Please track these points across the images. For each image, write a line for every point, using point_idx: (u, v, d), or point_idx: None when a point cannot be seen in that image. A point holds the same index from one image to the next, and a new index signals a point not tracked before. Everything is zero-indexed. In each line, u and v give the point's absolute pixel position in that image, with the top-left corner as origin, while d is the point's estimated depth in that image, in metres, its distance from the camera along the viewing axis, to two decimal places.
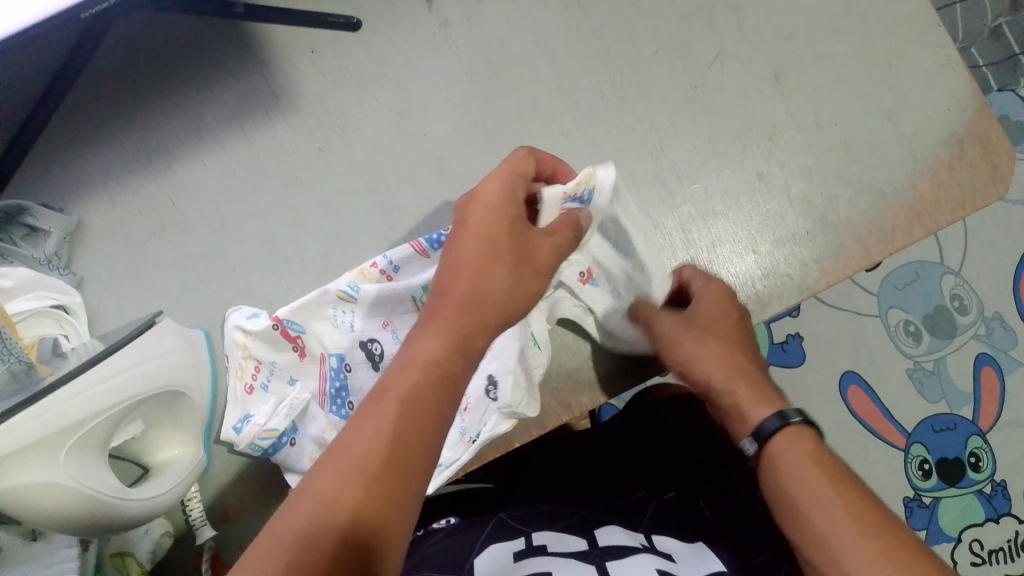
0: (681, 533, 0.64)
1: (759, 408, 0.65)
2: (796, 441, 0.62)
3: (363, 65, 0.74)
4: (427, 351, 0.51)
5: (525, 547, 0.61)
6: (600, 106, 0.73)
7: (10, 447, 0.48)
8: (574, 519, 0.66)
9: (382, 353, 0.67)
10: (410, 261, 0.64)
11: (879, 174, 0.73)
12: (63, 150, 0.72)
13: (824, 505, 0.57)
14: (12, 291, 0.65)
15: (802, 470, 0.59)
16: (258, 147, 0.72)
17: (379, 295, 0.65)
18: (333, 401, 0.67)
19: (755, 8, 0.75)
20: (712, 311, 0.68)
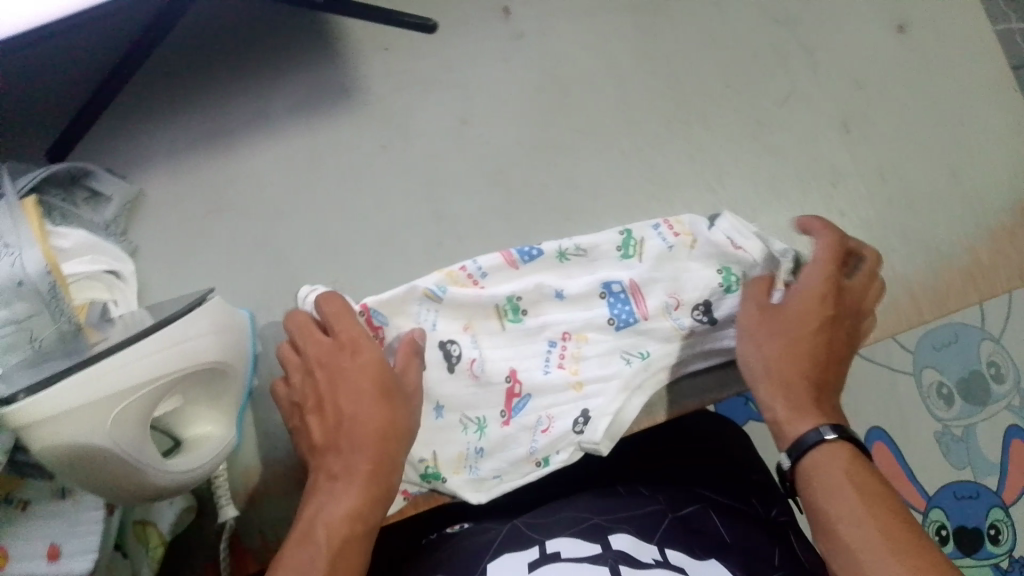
0: (693, 549, 0.60)
1: (795, 420, 0.61)
2: (825, 455, 0.59)
3: (435, 67, 0.74)
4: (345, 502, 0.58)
5: (538, 557, 0.59)
6: (664, 132, 0.73)
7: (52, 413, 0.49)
8: (588, 523, 0.63)
9: (459, 355, 0.67)
10: (499, 270, 0.68)
11: (938, 232, 0.72)
12: (133, 119, 0.73)
13: (845, 520, 0.56)
14: (69, 251, 0.65)
15: (825, 485, 0.58)
16: (321, 138, 0.73)
17: (465, 297, 0.67)
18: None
19: (829, 52, 0.75)
20: (807, 311, 0.64)
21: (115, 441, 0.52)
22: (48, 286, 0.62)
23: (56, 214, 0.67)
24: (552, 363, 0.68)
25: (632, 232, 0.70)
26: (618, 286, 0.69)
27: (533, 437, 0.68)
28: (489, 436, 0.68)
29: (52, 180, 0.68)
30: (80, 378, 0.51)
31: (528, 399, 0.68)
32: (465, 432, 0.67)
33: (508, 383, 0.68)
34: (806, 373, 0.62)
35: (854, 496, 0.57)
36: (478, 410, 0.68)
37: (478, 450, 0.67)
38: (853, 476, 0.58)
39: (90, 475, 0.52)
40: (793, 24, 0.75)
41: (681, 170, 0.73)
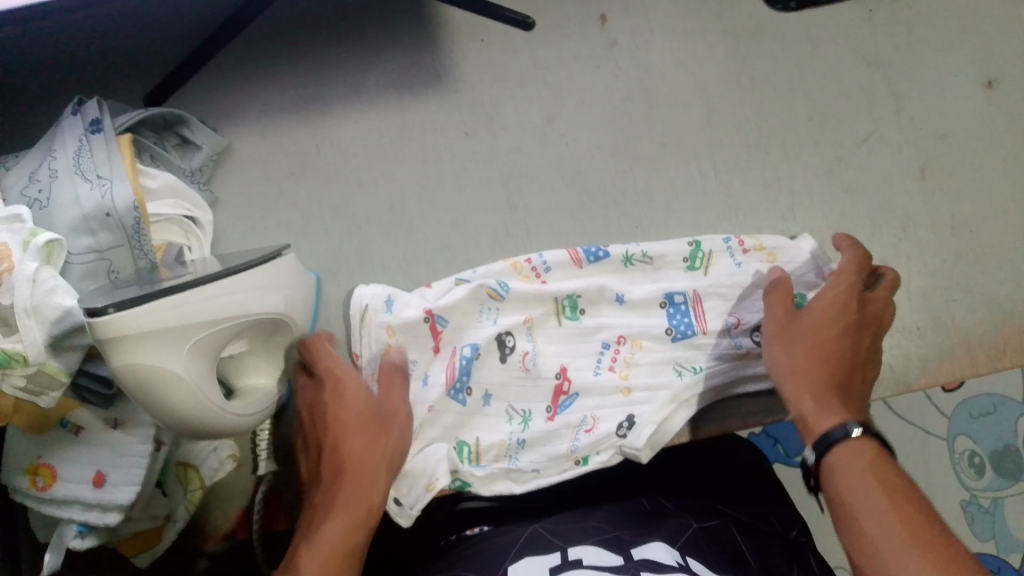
0: (712, 561, 0.58)
1: (821, 417, 0.55)
2: (850, 451, 0.52)
3: (527, 64, 0.76)
4: (333, 532, 0.57)
5: (560, 562, 0.57)
6: (742, 156, 0.75)
7: (137, 331, 0.50)
8: (612, 535, 0.61)
9: (513, 347, 0.68)
10: (562, 267, 0.70)
11: (1003, 290, 0.72)
12: (230, 75, 0.76)
13: (868, 519, 0.48)
14: (155, 191, 0.67)
15: (845, 483, 0.51)
16: (408, 118, 0.75)
17: (525, 294, 0.68)
18: (454, 386, 0.66)
19: (917, 99, 0.75)
20: (822, 313, 0.61)
21: (189, 369, 0.53)
22: (134, 221, 0.63)
23: (146, 154, 0.70)
24: (602, 365, 0.68)
25: (702, 244, 0.71)
26: (680, 297, 0.69)
27: (575, 436, 0.66)
28: (532, 429, 0.67)
29: (147, 123, 0.71)
30: (172, 301, 0.52)
31: (575, 398, 0.68)
32: (509, 422, 0.67)
33: (558, 380, 0.68)
34: (828, 378, 0.57)
35: (880, 494, 0.49)
36: (523, 403, 0.67)
37: (520, 441, 0.66)
38: (876, 472, 0.50)
39: (164, 403, 0.53)
40: (884, 68, 0.76)
41: (754, 195, 0.74)
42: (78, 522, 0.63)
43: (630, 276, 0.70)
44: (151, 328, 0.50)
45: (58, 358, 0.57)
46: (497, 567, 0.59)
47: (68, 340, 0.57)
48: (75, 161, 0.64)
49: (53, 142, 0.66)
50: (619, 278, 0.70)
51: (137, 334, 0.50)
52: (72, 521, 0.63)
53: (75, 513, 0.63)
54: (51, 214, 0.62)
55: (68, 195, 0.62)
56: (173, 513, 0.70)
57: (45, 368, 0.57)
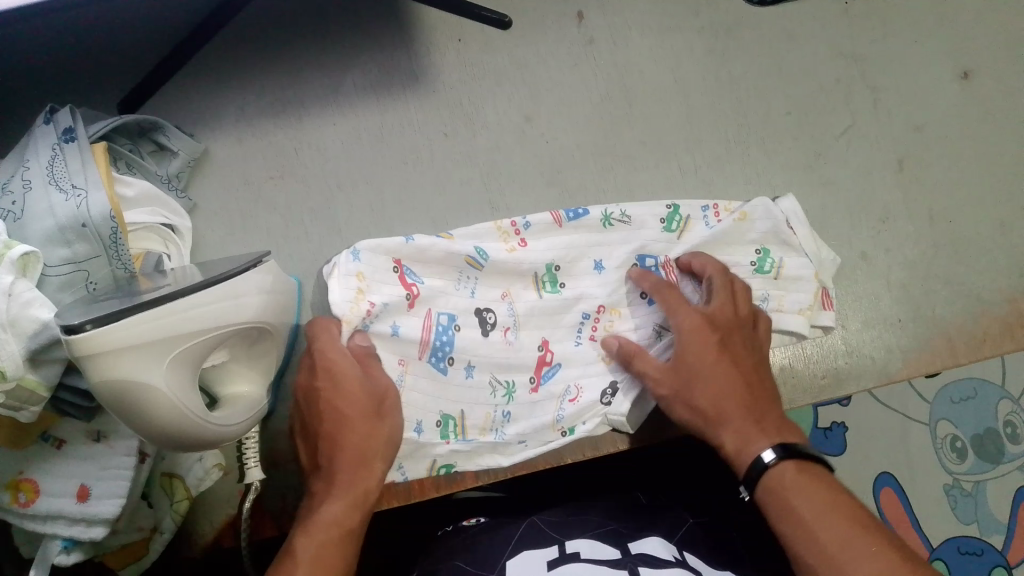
0: (710, 558, 0.59)
1: (757, 438, 0.60)
2: (784, 474, 0.57)
3: (505, 63, 0.75)
4: (342, 518, 0.58)
5: (558, 555, 0.57)
6: (721, 151, 0.75)
7: (115, 348, 0.49)
8: (608, 528, 0.61)
9: (494, 322, 0.69)
10: (547, 229, 0.70)
11: (982, 280, 0.73)
12: (203, 79, 0.74)
13: (818, 524, 0.54)
14: (132, 200, 0.66)
15: (795, 495, 0.56)
16: (386, 121, 0.74)
17: (501, 262, 0.68)
18: (434, 354, 0.67)
19: (894, 92, 0.76)
20: (694, 334, 0.65)
21: (170, 383, 0.52)
22: (111, 230, 0.63)
23: (121, 162, 0.70)
24: (583, 335, 0.71)
25: (680, 208, 0.72)
26: (653, 261, 0.71)
27: (560, 406, 0.70)
28: (517, 401, 0.69)
29: (122, 130, 0.70)
30: (151, 315, 0.51)
31: (557, 368, 0.70)
32: (493, 395, 0.69)
33: (540, 352, 0.70)
34: (734, 387, 0.63)
35: (826, 499, 0.55)
36: (507, 374, 0.69)
37: (506, 415, 0.69)
38: (818, 484, 0.56)
39: (146, 418, 0.52)
40: (862, 61, 0.76)
41: (734, 191, 0.75)
42: (62, 537, 0.63)
43: (609, 237, 0.71)
44: (129, 344, 0.49)
45: (37, 372, 0.56)
46: (494, 561, 0.59)
47: (47, 354, 0.56)
48: (49, 169, 0.63)
49: (25, 152, 0.65)
50: (596, 238, 0.71)
51: (115, 350, 0.49)
52: (57, 536, 0.63)
53: (59, 528, 0.63)
54: (25, 225, 0.61)
55: (43, 204, 0.61)
56: (160, 525, 0.69)
57: (24, 382, 0.56)
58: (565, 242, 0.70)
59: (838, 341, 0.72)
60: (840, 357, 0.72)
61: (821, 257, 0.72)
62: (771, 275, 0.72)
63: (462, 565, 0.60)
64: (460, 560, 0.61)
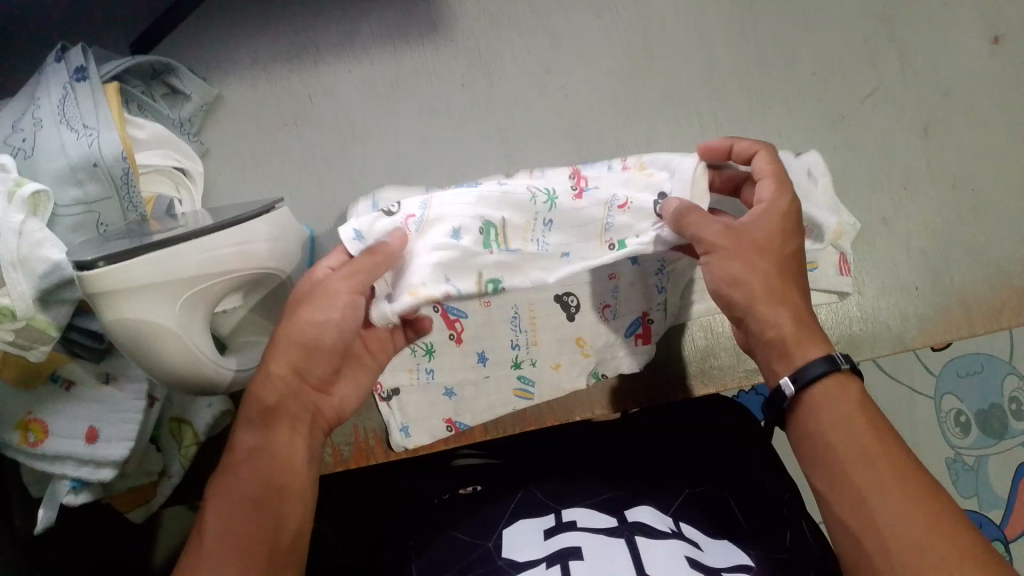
0: (708, 526, 0.59)
1: (800, 344, 0.51)
2: (836, 388, 0.49)
3: (525, 13, 0.74)
4: (280, 443, 0.53)
5: (555, 524, 0.57)
6: (744, 110, 0.74)
7: (125, 287, 0.48)
8: (603, 497, 0.61)
9: (506, 195, 0.60)
10: None
11: (1003, 250, 0.72)
12: (216, 21, 0.73)
13: (856, 464, 0.47)
14: (144, 142, 0.66)
15: (831, 420, 0.48)
16: (403, 69, 0.73)
17: None
18: (455, 207, 0.59)
19: (922, 55, 0.74)
20: (765, 218, 0.53)
21: (179, 325, 0.52)
22: (122, 171, 0.62)
23: (133, 104, 0.68)
24: (615, 168, 0.62)
25: None
26: None
27: (608, 213, 0.59)
28: (559, 207, 0.59)
29: (134, 70, 0.69)
30: (164, 257, 0.50)
31: (595, 189, 0.60)
32: (533, 202, 0.59)
33: (571, 180, 0.62)
34: (792, 290, 0.53)
35: (866, 432, 0.47)
36: (539, 228, 0.59)
37: (547, 223, 0.59)
38: (863, 411, 0.48)
39: (153, 357, 0.52)
40: (891, 23, 0.74)
41: None
42: (70, 478, 0.62)
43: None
44: (139, 283, 0.49)
45: (47, 312, 0.56)
46: (491, 532, 0.60)
47: (57, 294, 0.56)
48: (60, 109, 0.62)
49: (37, 90, 0.64)
50: None
51: (125, 288, 0.48)
52: (64, 477, 0.63)
53: (68, 469, 0.62)
54: (36, 163, 0.61)
55: (54, 142, 0.61)
56: (167, 469, 0.69)
57: (34, 322, 0.55)
58: None
59: (853, 308, 0.72)
60: (854, 324, 0.72)
61: (843, 219, 0.69)
62: None
63: (462, 532, 0.62)
64: (460, 527, 0.63)
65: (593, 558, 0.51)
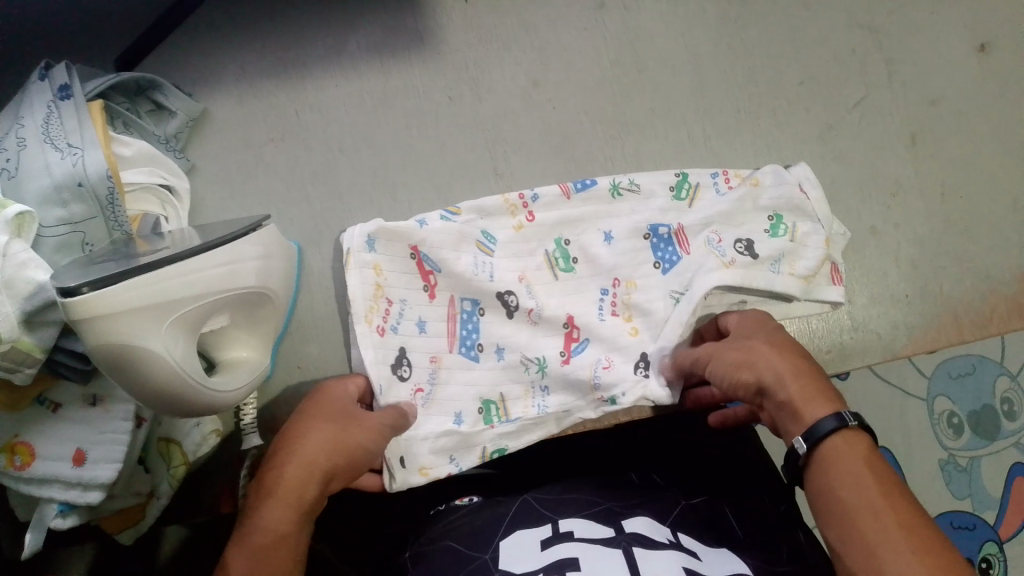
0: (705, 536, 0.59)
1: (813, 404, 0.52)
2: (844, 442, 0.50)
3: (512, 26, 0.73)
4: (295, 529, 0.48)
5: (551, 534, 0.57)
6: (732, 121, 0.73)
7: (108, 311, 0.48)
8: (600, 508, 0.61)
9: (517, 304, 0.69)
10: (554, 202, 0.71)
11: (991, 258, 0.73)
12: (203, 37, 0.72)
13: (865, 515, 0.46)
14: (129, 160, 0.65)
15: (841, 474, 0.49)
16: (390, 84, 0.73)
17: (512, 245, 0.70)
18: (462, 344, 0.68)
19: (910, 63, 0.74)
20: (754, 325, 0.61)
21: (168, 348, 0.51)
22: (107, 189, 0.61)
23: (118, 121, 0.68)
24: (605, 311, 0.69)
25: (688, 176, 0.71)
26: (664, 229, 0.70)
27: (595, 373, 0.69)
28: (551, 373, 0.69)
29: (118, 87, 0.68)
30: (147, 278, 0.50)
31: (586, 343, 0.69)
32: (527, 372, 0.69)
33: (566, 328, 0.69)
34: (803, 368, 0.55)
35: (875, 485, 0.47)
36: (536, 351, 0.69)
37: (543, 388, 0.69)
38: (873, 465, 0.48)
39: (142, 381, 0.51)
40: (878, 32, 0.74)
41: (743, 160, 0.73)
42: (58, 501, 0.62)
43: (618, 207, 0.71)
44: (123, 306, 0.48)
45: (32, 335, 0.55)
46: (487, 542, 0.59)
47: (43, 315, 0.55)
48: (44, 128, 0.61)
49: (20, 110, 0.63)
50: (606, 209, 0.71)
51: (109, 312, 0.48)
52: (52, 500, 0.63)
53: (55, 492, 0.62)
54: (19, 184, 0.59)
55: (38, 161, 0.60)
56: (156, 490, 0.69)
57: (21, 345, 0.54)
58: (580, 211, 0.70)
59: (845, 316, 0.72)
60: (846, 333, 0.72)
61: (834, 231, 0.70)
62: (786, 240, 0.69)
63: (457, 540, 0.61)
64: (455, 535, 0.62)
65: (589, 569, 0.51)
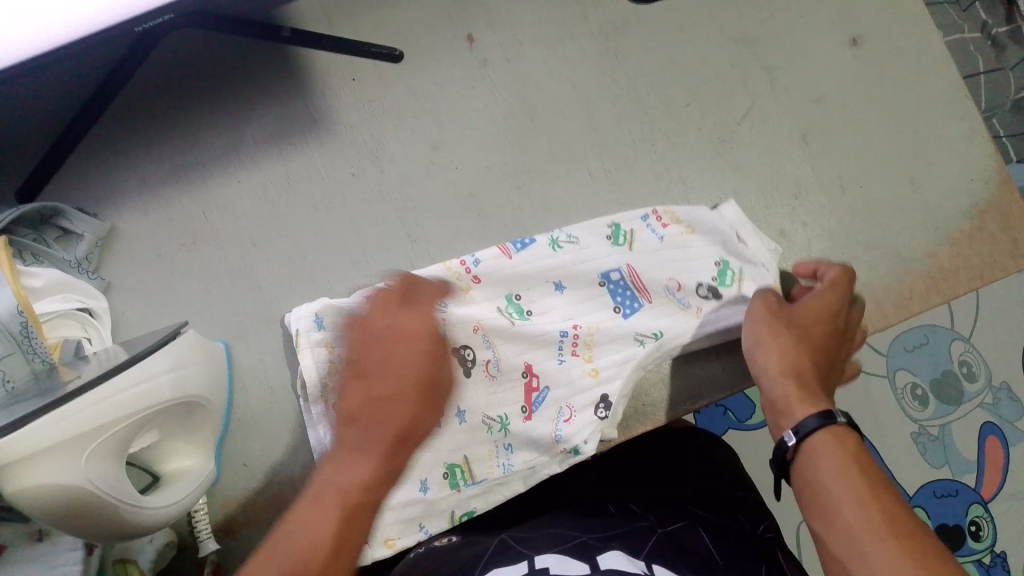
0: (681, 564, 0.55)
1: (802, 405, 0.58)
2: (830, 438, 0.55)
3: (403, 97, 0.76)
4: (369, 473, 0.50)
5: (527, 573, 0.54)
6: (630, 152, 0.76)
7: (12, 458, 0.48)
8: (576, 542, 0.58)
9: (475, 359, 0.67)
10: (496, 264, 0.70)
11: (901, 239, 0.74)
12: (106, 155, 0.74)
13: (846, 505, 0.51)
14: (41, 291, 0.65)
15: (826, 467, 0.53)
16: (293, 171, 0.74)
17: (462, 303, 0.68)
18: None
19: (786, 70, 0.77)
20: (810, 314, 0.65)
21: (87, 480, 0.51)
22: (20, 325, 0.61)
23: (27, 253, 0.68)
24: (565, 352, 0.69)
25: (622, 225, 0.72)
26: (617, 274, 0.70)
27: (555, 426, 0.68)
28: (512, 432, 0.68)
29: (22, 220, 0.69)
30: (52, 418, 0.50)
31: (547, 392, 0.68)
32: (490, 432, 0.68)
33: (525, 378, 0.68)
34: (809, 378, 0.60)
35: (859, 480, 0.51)
36: (498, 410, 0.68)
37: (506, 446, 0.68)
38: (856, 458, 0.53)
39: (70, 515, 0.51)
40: (750, 45, 0.78)
41: (648, 189, 0.75)
42: None
43: (561, 257, 0.70)
44: (27, 450, 0.48)
45: None
46: None
47: None
48: None
49: None
50: (549, 260, 0.70)
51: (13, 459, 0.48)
52: None
53: None
54: None
55: None
56: None
57: None
58: (526, 268, 0.70)
59: None
60: None
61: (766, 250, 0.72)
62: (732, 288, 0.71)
63: None
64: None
65: None
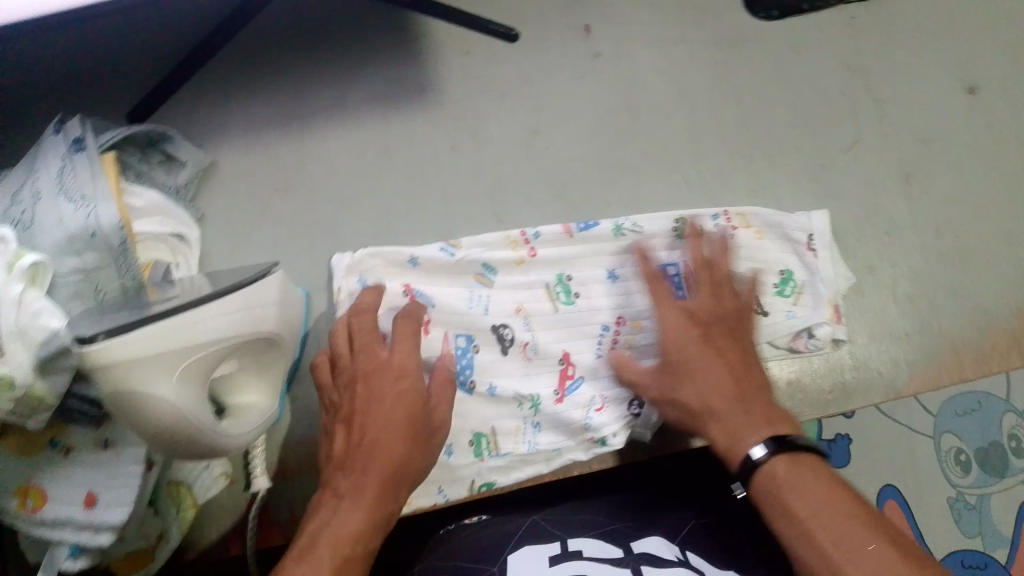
0: (713, 557, 0.59)
1: (755, 429, 0.55)
2: (791, 471, 0.52)
3: (511, 77, 0.77)
4: (354, 517, 0.53)
5: (560, 551, 0.56)
6: (728, 164, 0.75)
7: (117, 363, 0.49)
8: (610, 527, 0.61)
9: (512, 339, 0.69)
10: (556, 240, 0.71)
11: (989, 293, 0.73)
12: (217, 87, 0.76)
13: (837, 545, 0.48)
14: (141, 210, 0.67)
15: (803, 505, 0.51)
16: (393, 132, 0.75)
17: (512, 279, 0.70)
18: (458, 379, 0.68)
19: (896, 107, 0.77)
20: (679, 321, 0.62)
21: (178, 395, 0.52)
22: (120, 239, 0.63)
23: (131, 172, 0.70)
24: (604, 347, 0.70)
25: (692, 220, 0.72)
26: (674, 270, 0.71)
27: (587, 414, 0.69)
28: (542, 411, 0.69)
29: (131, 140, 0.70)
30: (151, 330, 0.51)
31: (581, 381, 0.70)
32: (520, 408, 0.69)
33: (561, 365, 0.70)
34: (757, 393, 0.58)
35: (829, 499, 0.50)
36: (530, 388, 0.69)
37: (535, 426, 0.69)
38: (817, 481, 0.51)
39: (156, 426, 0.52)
40: (862, 77, 0.77)
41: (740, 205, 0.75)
42: (69, 543, 0.61)
43: (620, 247, 0.71)
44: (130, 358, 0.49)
45: (49, 382, 0.54)
46: (496, 555, 0.58)
47: (55, 362, 0.53)
48: (58, 180, 0.63)
49: (35, 163, 0.66)
50: (607, 249, 0.72)
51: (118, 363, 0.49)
52: (63, 543, 0.61)
53: (66, 535, 0.61)
54: (34, 234, 0.61)
55: (52, 215, 0.62)
56: (165, 533, 0.68)
57: (32, 391, 0.53)
58: (577, 253, 0.71)
59: (845, 355, 0.71)
60: (848, 371, 0.71)
61: (839, 277, 0.72)
62: (790, 299, 0.71)
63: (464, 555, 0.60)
64: (463, 548, 0.61)
65: None
